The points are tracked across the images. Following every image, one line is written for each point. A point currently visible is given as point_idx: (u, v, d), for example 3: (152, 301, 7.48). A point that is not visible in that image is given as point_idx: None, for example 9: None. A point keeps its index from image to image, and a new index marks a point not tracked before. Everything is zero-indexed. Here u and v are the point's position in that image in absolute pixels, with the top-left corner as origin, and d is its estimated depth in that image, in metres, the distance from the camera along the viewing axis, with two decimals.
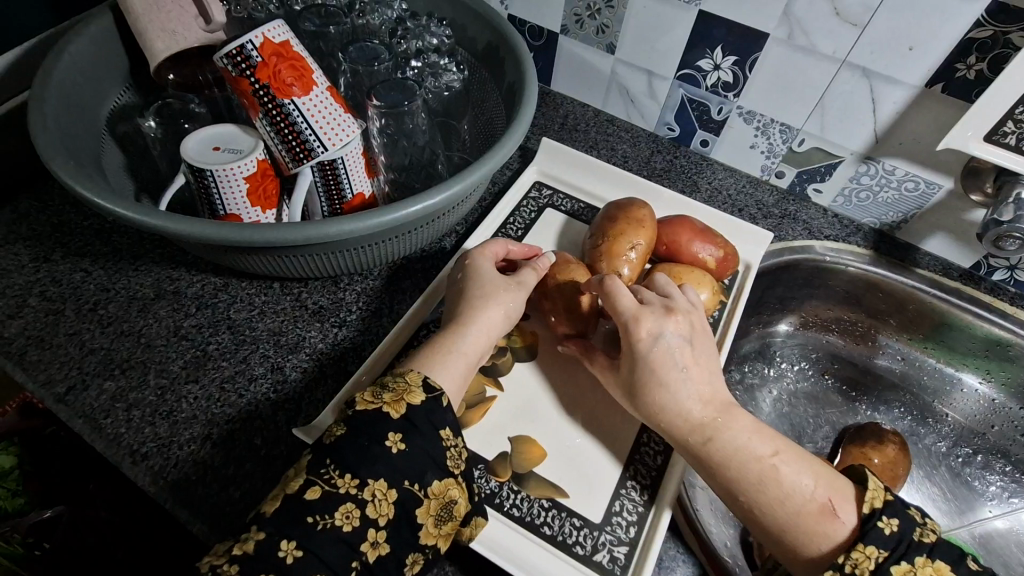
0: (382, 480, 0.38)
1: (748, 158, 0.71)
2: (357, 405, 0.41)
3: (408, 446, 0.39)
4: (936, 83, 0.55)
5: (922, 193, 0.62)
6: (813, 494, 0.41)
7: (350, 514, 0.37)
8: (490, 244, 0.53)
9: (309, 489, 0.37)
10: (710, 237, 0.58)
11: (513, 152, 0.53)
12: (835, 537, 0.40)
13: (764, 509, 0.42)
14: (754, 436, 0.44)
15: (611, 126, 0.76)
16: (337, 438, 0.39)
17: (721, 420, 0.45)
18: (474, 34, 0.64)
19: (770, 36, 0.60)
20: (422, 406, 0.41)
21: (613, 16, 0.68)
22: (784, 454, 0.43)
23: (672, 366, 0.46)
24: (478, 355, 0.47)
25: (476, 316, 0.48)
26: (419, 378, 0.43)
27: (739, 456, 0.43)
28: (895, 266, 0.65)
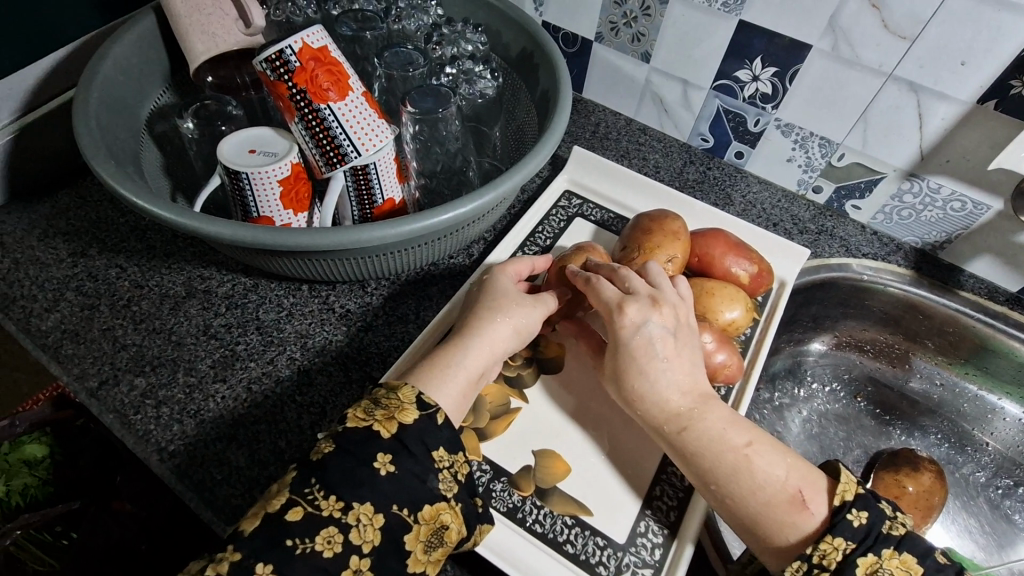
0: (366, 504, 0.37)
1: (784, 171, 0.69)
2: (347, 422, 0.40)
3: (398, 466, 0.38)
4: (989, 100, 0.53)
5: (968, 213, 0.60)
6: (785, 486, 0.41)
7: (332, 538, 0.35)
8: (513, 262, 0.53)
9: (290, 509, 0.36)
10: (745, 253, 0.56)
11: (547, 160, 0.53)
12: (803, 528, 0.40)
13: (736, 499, 0.42)
14: (730, 427, 0.44)
15: (643, 135, 0.75)
16: (325, 456, 0.38)
17: (699, 410, 0.44)
18: (509, 40, 0.64)
19: (814, 47, 0.58)
20: (414, 424, 0.40)
21: (649, 24, 0.67)
22: (759, 444, 0.43)
23: (653, 355, 0.45)
24: (481, 372, 0.46)
25: (487, 329, 0.47)
26: (413, 395, 0.41)
27: (713, 446, 0.43)
28: (937, 288, 0.63)
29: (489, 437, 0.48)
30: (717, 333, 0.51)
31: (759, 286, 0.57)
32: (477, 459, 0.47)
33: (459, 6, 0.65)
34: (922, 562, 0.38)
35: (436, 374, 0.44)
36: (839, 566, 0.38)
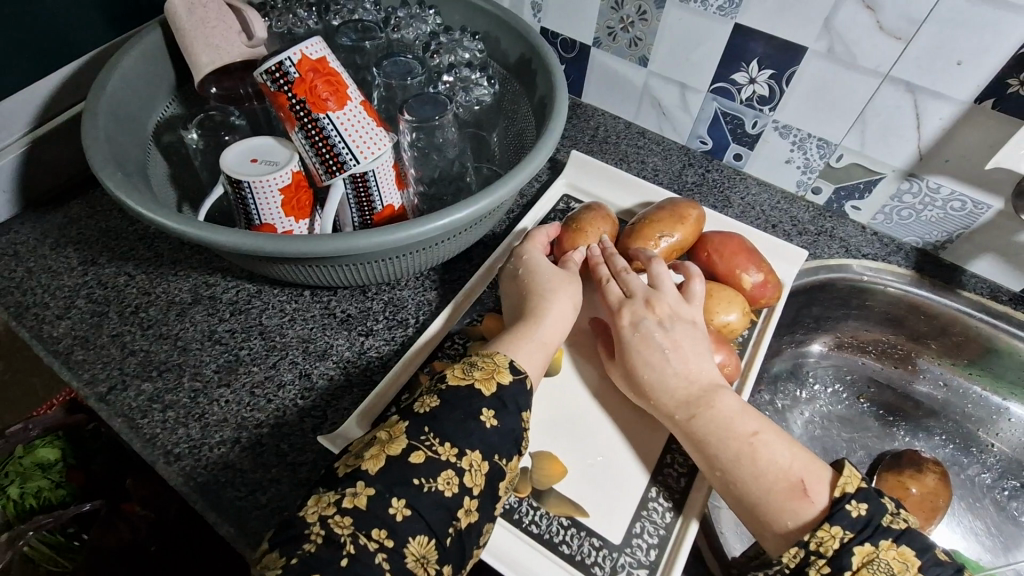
0: (477, 451, 0.41)
1: (783, 173, 0.69)
2: (450, 381, 0.44)
3: (501, 421, 0.42)
4: (986, 99, 0.53)
5: (969, 212, 0.60)
6: (786, 472, 0.42)
7: (451, 479, 0.39)
8: (536, 232, 0.56)
9: (413, 453, 0.40)
10: (756, 261, 0.56)
11: (543, 163, 0.53)
12: (804, 515, 0.41)
13: (739, 483, 0.43)
14: (738, 415, 0.45)
15: (642, 138, 0.76)
16: (432, 409, 0.42)
17: (701, 395, 0.46)
18: (507, 48, 0.65)
19: (810, 49, 0.58)
20: (511, 385, 0.44)
21: (646, 29, 0.67)
22: (764, 433, 0.44)
23: (654, 347, 0.48)
24: (556, 342, 0.50)
25: (553, 304, 0.50)
26: (505, 360, 0.46)
27: (719, 431, 0.45)
28: (940, 288, 0.63)
29: None
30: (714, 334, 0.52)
31: (759, 298, 0.56)
32: None
33: (459, 14, 0.66)
34: (921, 556, 0.38)
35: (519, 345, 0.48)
36: (837, 554, 0.38)
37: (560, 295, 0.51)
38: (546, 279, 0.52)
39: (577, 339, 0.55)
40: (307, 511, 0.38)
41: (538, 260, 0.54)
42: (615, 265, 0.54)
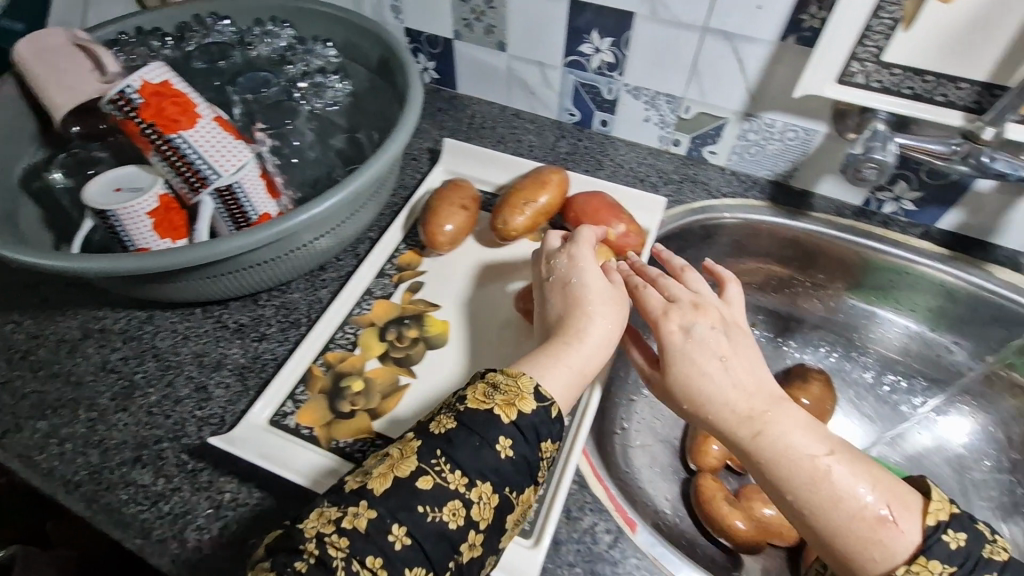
0: (488, 483, 0.41)
1: (645, 132, 0.74)
2: (469, 404, 0.44)
3: (516, 452, 0.42)
4: (788, 36, 0.58)
5: (803, 140, 0.65)
6: (870, 494, 0.41)
7: (457, 511, 0.40)
8: (586, 233, 0.55)
9: (421, 478, 0.40)
10: (618, 213, 0.61)
11: (399, 150, 0.57)
12: (898, 545, 0.39)
13: (819, 512, 0.41)
14: (806, 434, 0.44)
15: (517, 119, 0.80)
16: (448, 431, 0.43)
17: (763, 407, 0.46)
18: (365, 50, 0.67)
19: (636, 14, 0.63)
20: (531, 414, 0.44)
21: (496, 16, 0.72)
22: (841, 455, 0.43)
23: (709, 356, 0.48)
24: (590, 372, 0.49)
25: (595, 328, 0.50)
26: (530, 384, 0.45)
27: (794, 452, 0.43)
28: (791, 214, 0.69)
29: (379, 415, 0.51)
30: None
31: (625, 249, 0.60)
32: (369, 437, 0.50)
33: (318, 26, 0.68)
34: None
35: (556, 372, 0.47)
36: None
37: (595, 313, 0.50)
38: (602, 298, 0.51)
39: (462, 311, 0.59)
40: (308, 526, 0.39)
41: (587, 266, 0.53)
42: (647, 273, 0.55)
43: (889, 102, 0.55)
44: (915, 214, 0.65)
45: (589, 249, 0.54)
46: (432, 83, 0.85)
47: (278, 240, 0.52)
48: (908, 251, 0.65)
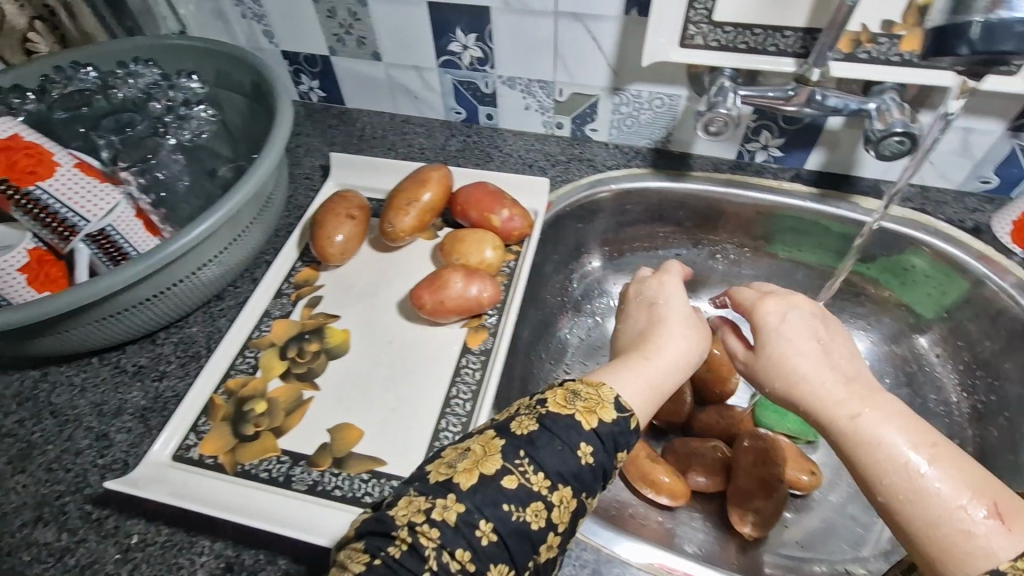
0: (569, 488, 0.38)
1: (528, 119, 0.77)
2: (550, 407, 0.41)
3: (596, 460, 0.39)
4: (631, 9, 0.61)
5: (669, 105, 0.68)
6: (965, 494, 0.34)
7: (539, 512, 0.37)
8: (673, 263, 0.57)
9: (506, 477, 0.37)
10: (501, 200, 0.62)
11: (270, 168, 0.58)
12: (1002, 549, 0.32)
13: (908, 505, 0.35)
14: (905, 420, 0.38)
15: (406, 125, 0.81)
16: (530, 432, 0.39)
17: (855, 392, 0.41)
18: (240, 78, 0.69)
19: (491, 7, 0.66)
20: (612, 424, 0.41)
21: (364, 27, 0.73)
22: (937, 447, 0.36)
23: (801, 347, 0.45)
24: (663, 385, 0.47)
25: (672, 339, 0.49)
26: (611, 395, 0.43)
27: (883, 436, 0.38)
28: (674, 176, 0.71)
29: (284, 432, 0.51)
30: (466, 271, 0.57)
31: (513, 232, 0.62)
32: (275, 454, 0.50)
33: (187, 60, 0.71)
34: None
35: (631, 379, 0.45)
36: None
37: (675, 324, 0.51)
38: (680, 319, 0.51)
39: (362, 318, 0.59)
40: (394, 513, 0.36)
41: (675, 292, 0.54)
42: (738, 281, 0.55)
43: (729, 57, 0.58)
44: (784, 159, 0.69)
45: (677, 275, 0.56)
46: (320, 102, 0.86)
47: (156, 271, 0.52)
48: (781, 195, 0.68)
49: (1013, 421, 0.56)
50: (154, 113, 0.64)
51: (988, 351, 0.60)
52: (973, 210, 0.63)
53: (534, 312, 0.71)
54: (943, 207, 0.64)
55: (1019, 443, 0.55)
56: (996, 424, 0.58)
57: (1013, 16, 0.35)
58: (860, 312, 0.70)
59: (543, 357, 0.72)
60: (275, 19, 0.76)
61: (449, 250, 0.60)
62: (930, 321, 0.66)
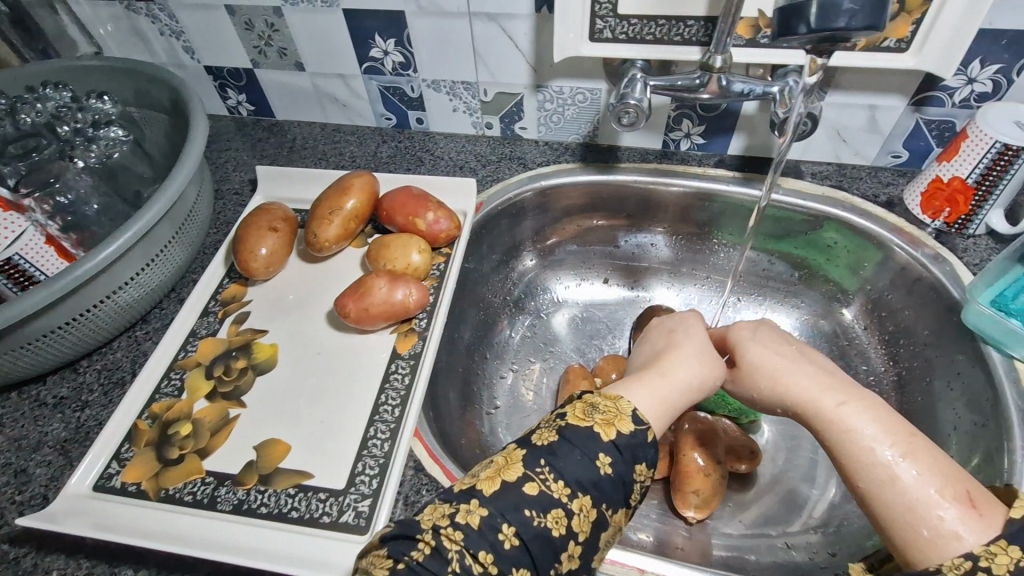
0: (588, 496, 0.41)
1: (457, 121, 0.77)
2: (569, 420, 0.44)
3: (614, 470, 0.42)
4: (541, 7, 0.61)
5: (591, 100, 0.69)
6: (936, 484, 0.37)
7: (560, 519, 0.39)
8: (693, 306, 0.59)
9: (527, 483, 0.41)
10: (426, 202, 0.62)
11: (184, 184, 0.58)
12: (970, 533, 0.35)
13: (887, 494, 0.38)
14: (881, 415, 0.42)
15: (337, 134, 0.81)
16: (551, 442, 0.43)
17: (836, 390, 0.44)
18: (158, 95, 0.68)
19: (405, 12, 0.66)
20: (630, 436, 0.44)
21: (282, 37, 0.72)
22: (911, 441, 0.40)
23: (785, 358, 0.48)
24: (675, 400, 0.48)
25: (687, 362, 0.50)
26: (629, 407, 0.45)
27: (864, 430, 0.41)
28: (602, 168, 0.72)
29: (209, 453, 0.50)
30: (390, 276, 0.56)
31: (439, 235, 0.62)
32: (199, 477, 0.49)
33: (102, 80, 0.70)
34: None
35: (647, 398, 0.47)
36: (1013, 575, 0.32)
37: (686, 347, 0.52)
38: (697, 345, 0.52)
39: (290, 330, 0.59)
40: (425, 519, 0.40)
41: (695, 323, 0.54)
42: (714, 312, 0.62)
43: (638, 50, 0.59)
44: (707, 145, 0.70)
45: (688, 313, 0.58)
46: (250, 115, 0.85)
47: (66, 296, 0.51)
48: (706, 181, 0.69)
49: (932, 385, 0.58)
50: (62, 136, 0.62)
51: (908, 319, 0.62)
52: (887, 184, 0.65)
53: (474, 313, 0.71)
54: (859, 183, 0.66)
55: (937, 406, 0.57)
56: (917, 391, 0.59)
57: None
58: (791, 289, 0.72)
59: (487, 358, 0.72)
60: (194, 34, 0.75)
61: (375, 256, 0.60)
62: (855, 294, 0.67)
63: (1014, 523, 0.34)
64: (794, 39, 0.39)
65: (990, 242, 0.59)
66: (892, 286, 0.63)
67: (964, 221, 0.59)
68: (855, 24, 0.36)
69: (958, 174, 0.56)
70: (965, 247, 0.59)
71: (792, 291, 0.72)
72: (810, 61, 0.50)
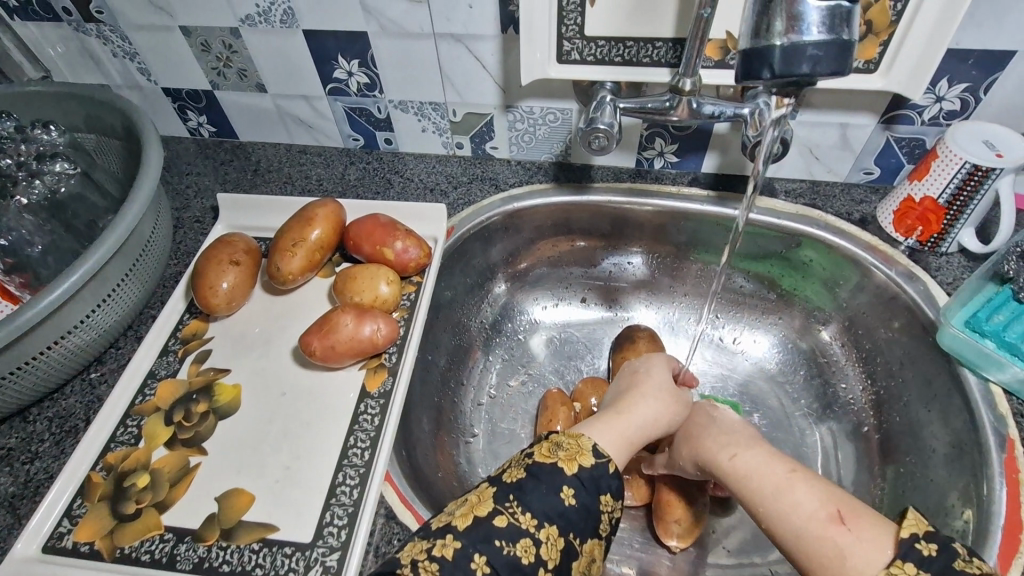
0: (555, 526, 0.43)
1: (427, 141, 0.75)
2: (536, 457, 0.47)
3: (578, 500, 0.44)
4: (508, 28, 0.60)
5: (562, 120, 0.68)
6: (823, 516, 0.43)
7: (529, 548, 0.41)
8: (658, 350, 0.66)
9: (496, 516, 0.42)
10: (394, 230, 0.60)
11: (137, 218, 0.55)
12: (862, 550, 0.40)
13: (793, 534, 0.44)
14: (773, 461, 0.49)
15: (303, 155, 0.78)
16: (518, 479, 0.45)
17: (733, 449, 0.51)
18: (111, 121, 0.66)
19: (368, 32, 0.63)
20: (592, 469, 0.46)
21: (242, 59, 0.69)
22: (796, 481, 0.46)
23: (698, 423, 0.56)
24: (631, 436, 0.53)
25: (646, 403, 0.56)
26: (589, 444, 0.48)
27: (761, 480, 0.48)
28: (576, 189, 0.70)
29: (168, 506, 0.47)
30: (357, 310, 0.54)
31: (409, 264, 0.60)
32: (157, 533, 0.46)
33: (54, 109, 0.68)
34: None
35: (606, 432, 0.52)
36: None
37: (647, 390, 0.58)
38: (657, 389, 0.58)
39: (255, 369, 0.56)
40: (402, 554, 0.41)
41: (658, 365, 0.61)
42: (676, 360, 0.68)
43: (607, 72, 0.58)
44: (681, 163, 0.70)
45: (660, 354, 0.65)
46: (212, 137, 0.82)
47: (10, 343, 0.48)
48: (681, 200, 0.68)
49: (909, 405, 0.58)
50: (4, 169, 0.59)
51: (883, 338, 0.62)
52: (860, 202, 0.65)
53: (448, 340, 0.69)
54: (833, 201, 0.65)
55: (914, 427, 0.57)
56: (895, 410, 0.59)
57: (803, 41, 0.35)
58: (769, 306, 0.72)
59: (464, 385, 0.71)
60: (148, 55, 0.72)
61: (342, 288, 0.58)
62: (831, 311, 0.67)
63: (904, 542, 0.39)
64: (758, 83, 0.38)
65: (963, 260, 0.59)
66: (868, 304, 0.63)
67: (936, 239, 0.59)
68: (819, 70, 0.35)
69: (930, 194, 0.56)
70: (938, 265, 0.59)
71: (769, 308, 0.72)
72: (777, 100, 0.48)
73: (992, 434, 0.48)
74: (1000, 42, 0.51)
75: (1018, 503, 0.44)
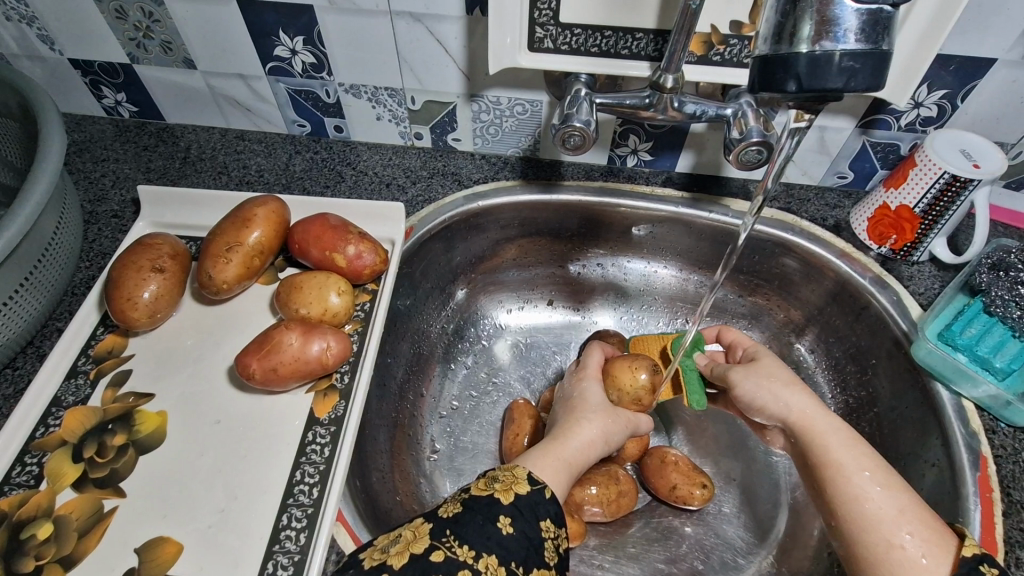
0: (494, 555, 0.38)
1: (382, 130, 0.68)
2: (472, 491, 0.42)
3: (517, 528, 0.40)
4: (473, 8, 0.54)
5: (532, 112, 0.63)
6: (909, 506, 0.42)
7: None
8: (588, 363, 0.59)
9: (433, 552, 0.38)
10: (344, 234, 0.53)
11: (34, 217, 0.47)
12: (936, 547, 0.39)
13: (880, 526, 0.42)
14: (850, 446, 0.47)
15: (240, 142, 0.70)
16: (455, 512, 0.40)
17: (819, 419, 0.49)
18: (3, 98, 0.56)
19: (315, 7, 0.56)
20: (529, 496, 0.42)
21: (165, 30, 0.60)
22: (873, 464, 0.45)
23: (778, 380, 0.53)
24: (580, 464, 0.50)
25: (582, 431, 0.51)
26: (523, 472, 0.44)
27: (848, 456, 0.46)
28: (545, 186, 0.66)
29: (76, 562, 0.40)
30: (303, 327, 0.48)
31: (363, 270, 0.54)
32: None
33: None
34: None
35: (543, 460, 0.47)
36: None
37: (581, 420, 0.52)
38: (588, 406, 0.54)
39: (183, 392, 0.49)
40: None
41: (587, 384, 0.57)
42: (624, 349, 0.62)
43: (582, 63, 0.54)
44: (654, 162, 0.66)
45: (593, 379, 0.57)
46: (133, 117, 0.72)
47: None
48: (654, 202, 0.65)
49: (882, 416, 0.57)
50: None
51: (856, 347, 0.61)
52: (834, 206, 0.64)
53: (407, 349, 0.64)
54: (807, 205, 0.64)
55: (886, 439, 0.56)
56: (866, 421, 0.59)
57: (837, 49, 0.32)
58: (740, 311, 0.70)
59: (423, 397, 0.65)
60: (51, 21, 0.61)
61: (285, 299, 0.51)
62: (804, 319, 0.66)
63: (966, 562, 0.37)
64: (779, 95, 0.35)
65: (934, 269, 0.59)
66: (841, 312, 0.62)
67: (910, 248, 0.58)
68: (854, 84, 0.32)
69: (906, 203, 0.55)
70: (910, 274, 0.58)
71: (741, 313, 0.70)
72: (798, 112, 0.40)
73: (967, 451, 0.47)
74: (981, 49, 0.50)
75: (993, 521, 0.44)
